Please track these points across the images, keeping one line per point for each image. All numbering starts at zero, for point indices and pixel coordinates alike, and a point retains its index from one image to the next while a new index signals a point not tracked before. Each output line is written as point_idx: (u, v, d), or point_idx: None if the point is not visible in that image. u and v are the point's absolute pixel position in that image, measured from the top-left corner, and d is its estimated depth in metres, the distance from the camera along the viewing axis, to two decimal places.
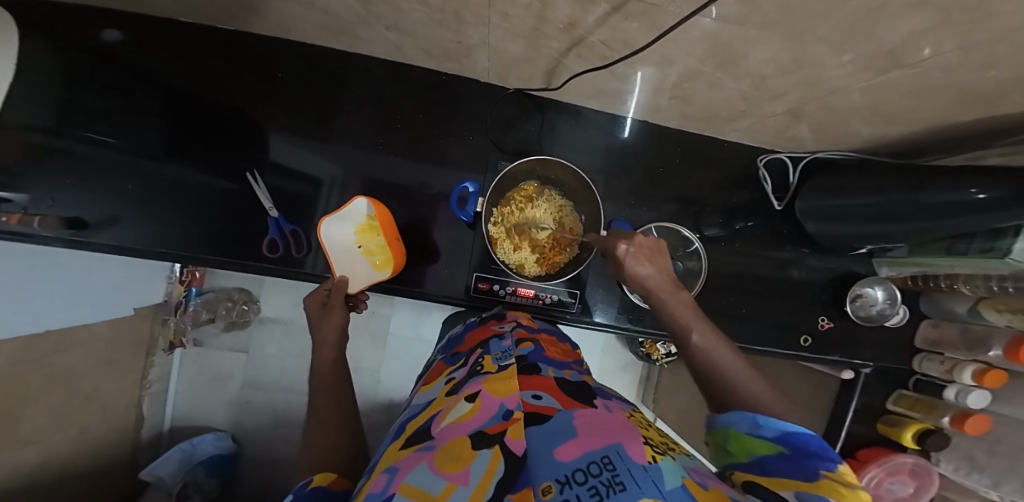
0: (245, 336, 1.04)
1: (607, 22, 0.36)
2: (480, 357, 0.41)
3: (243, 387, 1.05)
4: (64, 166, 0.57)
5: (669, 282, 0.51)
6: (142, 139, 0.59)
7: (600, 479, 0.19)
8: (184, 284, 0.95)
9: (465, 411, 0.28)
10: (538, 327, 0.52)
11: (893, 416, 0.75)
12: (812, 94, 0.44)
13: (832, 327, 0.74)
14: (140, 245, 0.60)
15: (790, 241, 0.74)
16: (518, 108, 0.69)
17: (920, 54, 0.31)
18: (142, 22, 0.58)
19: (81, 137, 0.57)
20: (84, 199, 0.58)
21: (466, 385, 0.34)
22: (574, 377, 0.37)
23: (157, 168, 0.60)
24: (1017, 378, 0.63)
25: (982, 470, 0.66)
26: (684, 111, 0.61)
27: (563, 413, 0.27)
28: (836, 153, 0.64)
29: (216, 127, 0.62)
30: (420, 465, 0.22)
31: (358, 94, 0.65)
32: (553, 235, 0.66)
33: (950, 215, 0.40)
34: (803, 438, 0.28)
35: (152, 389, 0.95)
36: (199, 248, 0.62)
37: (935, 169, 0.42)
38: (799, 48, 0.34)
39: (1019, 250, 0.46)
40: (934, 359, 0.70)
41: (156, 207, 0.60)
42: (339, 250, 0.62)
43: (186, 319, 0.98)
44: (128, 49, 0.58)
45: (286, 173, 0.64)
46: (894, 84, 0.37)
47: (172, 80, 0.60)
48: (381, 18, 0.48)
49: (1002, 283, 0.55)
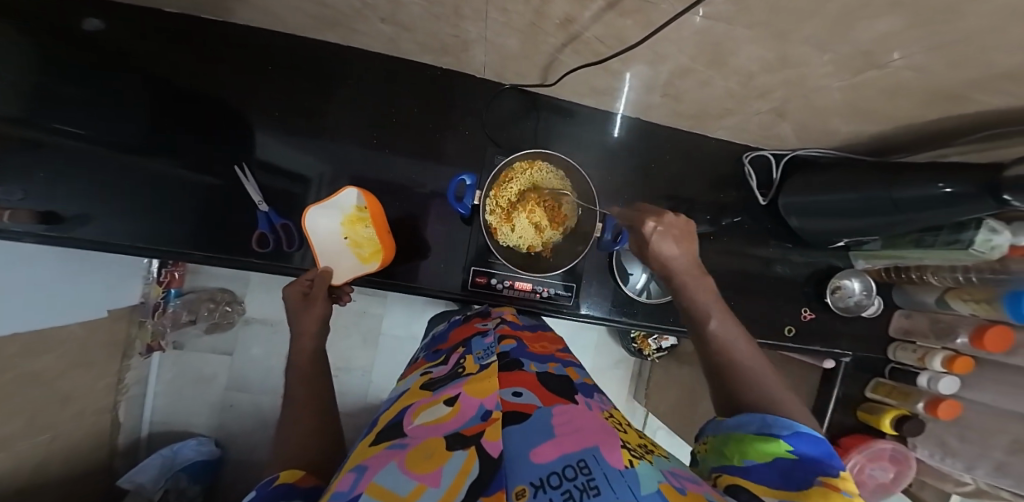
0: (229, 338, 1.04)
1: (602, 18, 0.37)
2: (461, 358, 0.42)
3: (227, 391, 1.05)
4: (36, 157, 0.55)
5: (694, 266, 0.51)
6: (126, 130, 0.59)
7: (575, 483, 0.19)
8: (162, 285, 0.95)
9: (442, 415, 0.29)
10: (523, 324, 0.53)
11: (871, 404, 0.77)
12: (795, 93, 0.46)
13: (814, 318, 0.77)
14: (117, 240, 0.59)
15: (774, 238, 0.77)
16: (513, 104, 0.70)
17: (891, 56, 0.32)
18: (122, 11, 0.57)
19: (47, 128, 0.56)
20: (58, 193, 0.56)
21: (445, 387, 0.35)
22: (558, 369, 0.39)
23: (142, 161, 0.59)
24: (985, 366, 0.66)
25: (955, 455, 0.68)
26: (677, 110, 0.63)
27: (542, 412, 0.28)
28: (817, 151, 0.66)
29: (202, 118, 0.61)
30: (389, 465, 0.23)
31: (350, 87, 0.65)
32: (551, 218, 0.67)
33: (921, 209, 0.42)
34: (810, 443, 0.30)
35: (129, 393, 0.94)
36: (183, 243, 0.61)
37: (906, 166, 0.43)
38: (785, 47, 0.35)
39: (980, 242, 0.48)
40: (907, 348, 0.74)
41: (138, 202, 0.59)
42: (329, 243, 0.63)
43: (165, 322, 0.97)
44: (108, 37, 0.57)
45: (273, 170, 0.64)
46: (872, 84, 0.39)
47: (159, 71, 0.59)
48: (377, 11, 0.48)
49: (968, 274, 0.60)
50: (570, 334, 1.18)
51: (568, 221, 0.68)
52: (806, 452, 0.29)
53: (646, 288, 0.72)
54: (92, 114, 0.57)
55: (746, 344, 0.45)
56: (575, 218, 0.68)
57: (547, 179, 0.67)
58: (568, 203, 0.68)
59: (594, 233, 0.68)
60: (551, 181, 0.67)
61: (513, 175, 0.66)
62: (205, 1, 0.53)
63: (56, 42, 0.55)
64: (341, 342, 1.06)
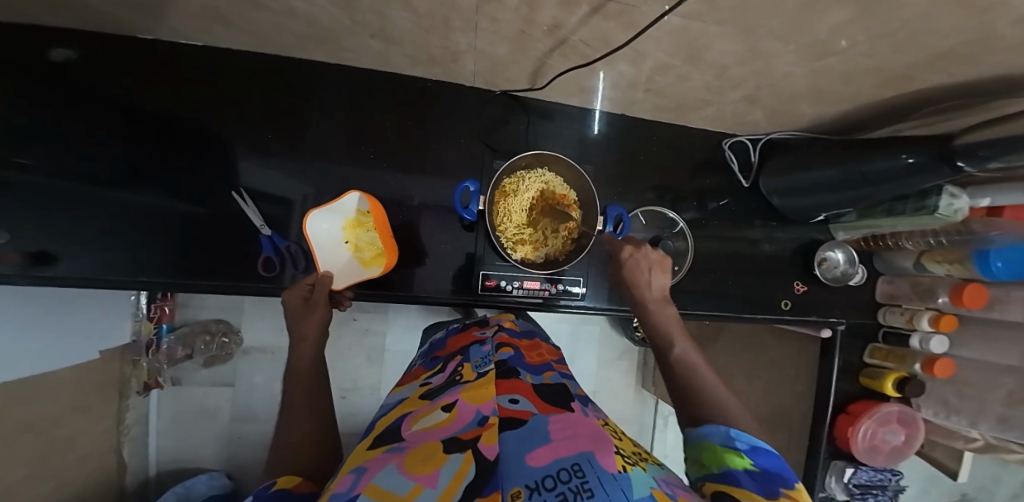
0: (227, 370, 1.06)
1: (588, 22, 0.39)
2: (459, 366, 0.44)
3: (232, 422, 1.07)
4: (9, 197, 0.53)
5: (661, 298, 0.56)
6: (104, 165, 0.57)
7: (570, 485, 0.20)
8: (153, 320, 0.95)
9: (441, 420, 0.31)
10: (521, 331, 0.55)
11: (872, 368, 0.79)
12: (765, 82, 0.48)
13: (807, 290, 0.80)
14: (93, 276, 0.56)
15: (759, 218, 0.79)
16: (501, 109, 0.72)
17: (841, 45, 0.35)
18: (95, 42, 0.56)
19: (9, 163, 0.53)
20: (38, 230, 0.54)
21: (444, 394, 0.37)
22: (553, 380, 0.41)
23: (120, 195, 0.58)
24: (974, 322, 0.69)
25: (958, 412, 0.70)
26: (658, 104, 0.65)
27: (538, 418, 0.30)
28: (786, 134, 0.69)
29: (189, 147, 0.60)
30: (387, 467, 0.24)
31: (339, 107, 0.66)
32: (549, 208, 0.70)
33: (890, 180, 0.44)
34: (767, 456, 0.31)
35: (131, 433, 0.94)
36: (160, 274, 0.59)
37: (869, 142, 0.46)
38: (752, 40, 0.37)
39: (944, 207, 0.51)
40: (895, 311, 0.77)
41: (121, 235, 0.57)
42: (327, 246, 0.64)
43: (160, 358, 0.98)
44: (76, 68, 0.56)
45: (260, 197, 0.63)
46: (834, 69, 0.41)
47: (136, 101, 0.58)
48: (367, 28, 0.49)
49: (938, 237, 0.62)
50: (573, 330, 1.20)
51: (568, 198, 0.71)
52: (764, 464, 0.30)
53: None
54: (69, 151, 0.56)
55: (709, 371, 0.46)
56: (572, 194, 0.71)
57: (531, 180, 0.70)
58: (557, 185, 0.71)
59: (596, 227, 0.71)
60: (532, 185, 0.70)
61: (510, 180, 0.68)
62: (194, 29, 0.54)
63: (33, 77, 0.54)
64: (346, 362, 1.08)
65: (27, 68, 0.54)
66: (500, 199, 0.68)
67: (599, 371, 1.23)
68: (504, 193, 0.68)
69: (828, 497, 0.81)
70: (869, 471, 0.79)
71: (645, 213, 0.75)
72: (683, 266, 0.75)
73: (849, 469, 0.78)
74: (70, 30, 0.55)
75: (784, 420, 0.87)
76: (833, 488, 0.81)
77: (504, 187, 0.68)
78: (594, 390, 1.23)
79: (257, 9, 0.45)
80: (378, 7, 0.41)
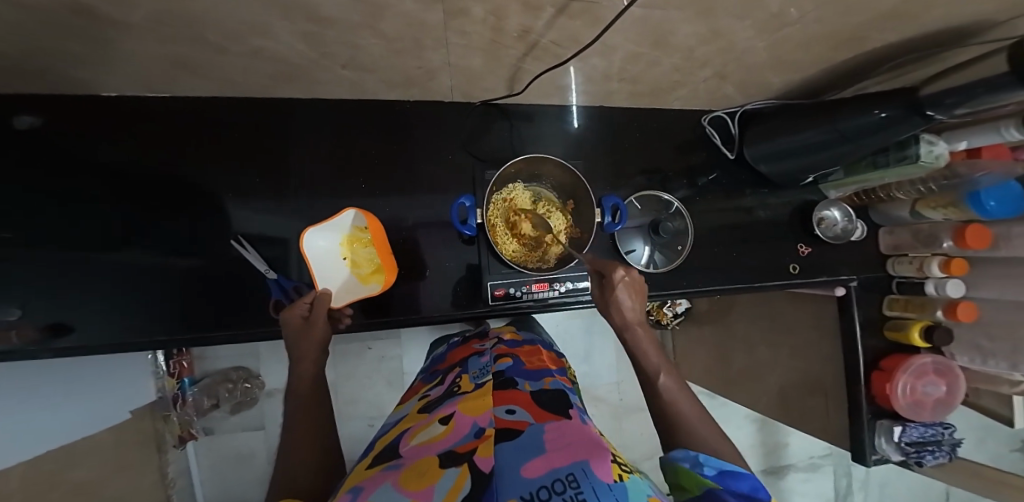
0: (254, 414, 1.09)
1: (554, 24, 0.40)
2: (458, 377, 0.46)
3: (268, 464, 1.10)
4: (29, 276, 0.56)
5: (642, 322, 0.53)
6: (109, 232, 0.60)
7: (564, 495, 0.21)
8: (174, 376, 0.98)
9: (438, 434, 0.32)
10: (521, 340, 0.56)
11: (895, 321, 0.78)
12: (729, 59, 0.49)
13: (811, 251, 0.79)
14: (113, 340, 0.59)
15: (750, 187, 0.80)
16: (479, 119, 0.74)
17: (793, 13, 0.35)
18: (84, 115, 0.60)
19: (23, 243, 0.56)
20: (58, 304, 0.57)
21: (442, 406, 0.39)
22: (552, 384, 0.42)
23: (129, 260, 0.60)
24: (988, 261, 0.68)
25: (993, 355, 0.68)
26: (634, 91, 0.66)
27: (534, 428, 0.31)
28: (761, 104, 0.68)
29: (183, 201, 0.63)
30: (385, 484, 0.25)
31: (322, 140, 0.68)
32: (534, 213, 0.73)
33: (869, 133, 0.46)
34: (739, 480, 0.32)
35: (175, 486, 0.98)
36: (177, 330, 0.61)
37: (837, 101, 0.48)
38: (711, 21, 0.38)
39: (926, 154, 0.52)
40: (903, 261, 0.76)
41: (135, 299, 0.60)
42: (324, 262, 0.64)
43: (189, 410, 1.00)
44: (69, 142, 0.59)
45: (261, 240, 0.66)
46: (794, 36, 0.41)
47: (128, 168, 0.61)
48: (337, 58, 0.51)
49: (927, 184, 0.63)
50: (586, 323, 1.20)
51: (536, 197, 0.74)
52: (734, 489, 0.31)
53: (650, 259, 0.73)
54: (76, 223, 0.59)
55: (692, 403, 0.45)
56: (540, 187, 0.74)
57: (504, 208, 0.72)
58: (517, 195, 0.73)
59: (595, 220, 0.71)
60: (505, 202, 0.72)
61: (493, 219, 0.71)
62: (174, 83, 0.56)
63: (35, 160, 0.58)
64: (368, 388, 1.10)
65: (30, 151, 0.57)
66: (494, 238, 0.70)
67: (618, 360, 1.23)
68: (496, 230, 0.71)
69: (883, 460, 0.77)
70: (919, 428, 0.75)
71: (640, 199, 0.75)
72: (685, 246, 0.74)
73: (897, 427, 0.75)
74: (59, 107, 0.59)
75: (816, 385, 0.86)
76: (886, 450, 0.77)
77: (494, 230, 0.71)
78: (616, 380, 1.23)
79: (235, 55, 0.47)
80: (347, 36, 0.43)
